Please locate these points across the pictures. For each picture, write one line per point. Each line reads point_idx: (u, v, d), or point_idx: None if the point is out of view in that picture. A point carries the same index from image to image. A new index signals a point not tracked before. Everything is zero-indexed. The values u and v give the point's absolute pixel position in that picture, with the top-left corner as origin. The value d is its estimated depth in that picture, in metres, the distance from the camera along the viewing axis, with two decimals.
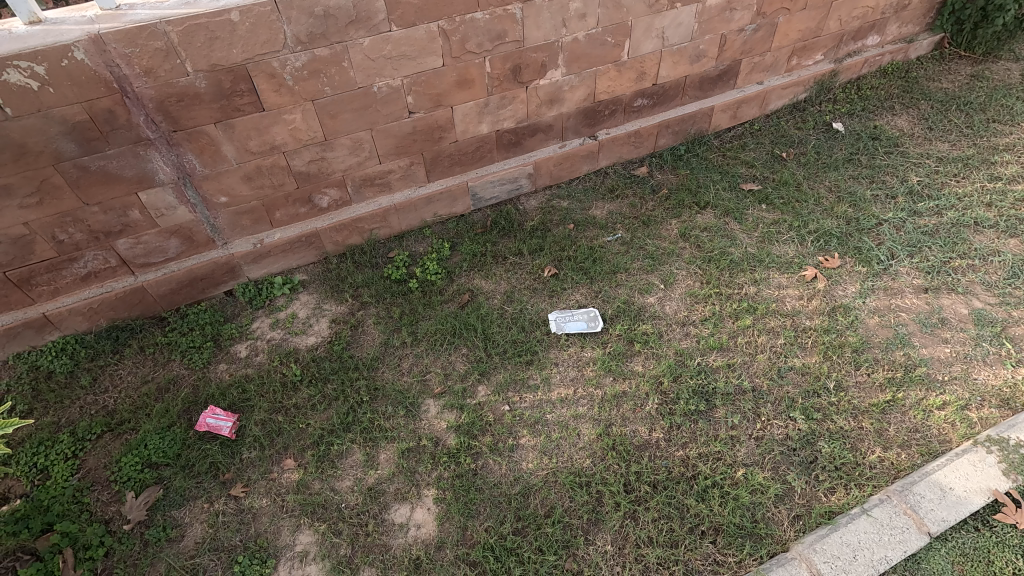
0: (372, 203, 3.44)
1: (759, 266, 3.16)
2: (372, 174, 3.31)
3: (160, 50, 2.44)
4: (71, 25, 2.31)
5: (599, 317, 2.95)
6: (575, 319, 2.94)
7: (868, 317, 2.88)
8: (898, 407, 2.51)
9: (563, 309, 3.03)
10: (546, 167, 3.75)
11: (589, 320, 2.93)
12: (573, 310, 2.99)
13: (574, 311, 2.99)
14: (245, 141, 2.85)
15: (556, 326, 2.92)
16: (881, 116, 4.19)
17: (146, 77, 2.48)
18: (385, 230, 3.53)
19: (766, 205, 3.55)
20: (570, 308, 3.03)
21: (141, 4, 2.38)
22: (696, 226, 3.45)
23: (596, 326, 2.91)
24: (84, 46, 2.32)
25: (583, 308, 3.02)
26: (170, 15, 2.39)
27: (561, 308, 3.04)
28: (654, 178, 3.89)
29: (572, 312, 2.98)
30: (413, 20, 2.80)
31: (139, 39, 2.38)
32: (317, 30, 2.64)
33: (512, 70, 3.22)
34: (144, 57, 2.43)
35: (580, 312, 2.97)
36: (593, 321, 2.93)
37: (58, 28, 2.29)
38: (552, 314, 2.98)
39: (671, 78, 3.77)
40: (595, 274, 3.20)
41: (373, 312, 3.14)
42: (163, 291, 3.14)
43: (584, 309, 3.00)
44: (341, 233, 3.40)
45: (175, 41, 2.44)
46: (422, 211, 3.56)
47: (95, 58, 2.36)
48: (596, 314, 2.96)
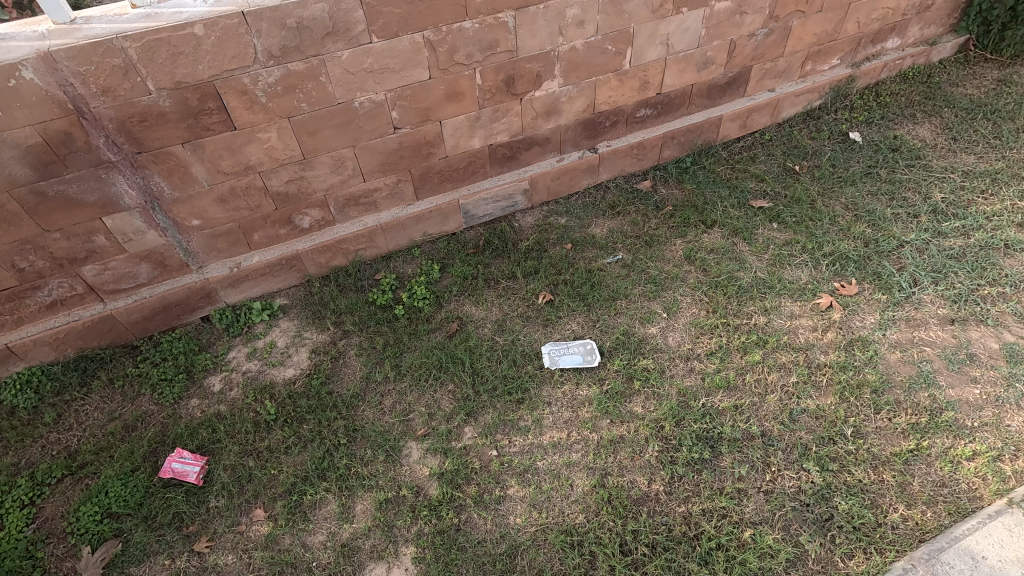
0: (357, 223, 3.24)
1: (770, 293, 2.93)
2: (356, 193, 3.11)
3: (118, 67, 2.24)
4: (20, 42, 2.12)
5: (597, 349, 2.74)
6: (571, 354, 2.73)
7: (888, 352, 2.65)
8: (922, 457, 2.29)
9: (558, 341, 2.82)
10: (543, 182, 3.54)
11: (586, 353, 2.73)
12: (568, 342, 2.78)
13: (570, 343, 2.78)
14: (216, 162, 2.66)
15: (551, 361, 2.71)
16: (901, 124, 3.93)
17: (103, 97, 2.29)
18: (372, 251, 3.34)
19: (777, 224, 3.32)
20: (565, 339, 2.82)
21: (99, 18, 2.22)
22: (701, 247, 3.23)
23: (593, 360, 2.70)
24: (33, 65, 2.13)
25: (579, 339, 2.80)
26: (128, 30, 2.19)
27: (556, 339, 2.83)
28: (658, 193, 3.66)
29: (567, 344, 2.77)
30: (396, 30, 2.59)
31: (95, 56, 2.19)
32: (290, 43, 2.43)
33: (505, 82, 3.01)
34: (101, 75, 2.24)
35: (576, 344, 2.76)
36: (590, 354, 2.72)
37: (6, 45, 2.11)
38: (546, 347, 2.77)
39: (677, 86, 3.53)
40: (593, 301, 2.99)
41: (356, 341, 2.95)
42: (135, 319, 2.96)
43: (581, 340, 2.79)
44: (324, 255, 3.21)
45: (135, 58, 2.24)
46: (411, 230, 3.37)
47: (46, 78, 2.17)
48: (594, 346, 2.75)
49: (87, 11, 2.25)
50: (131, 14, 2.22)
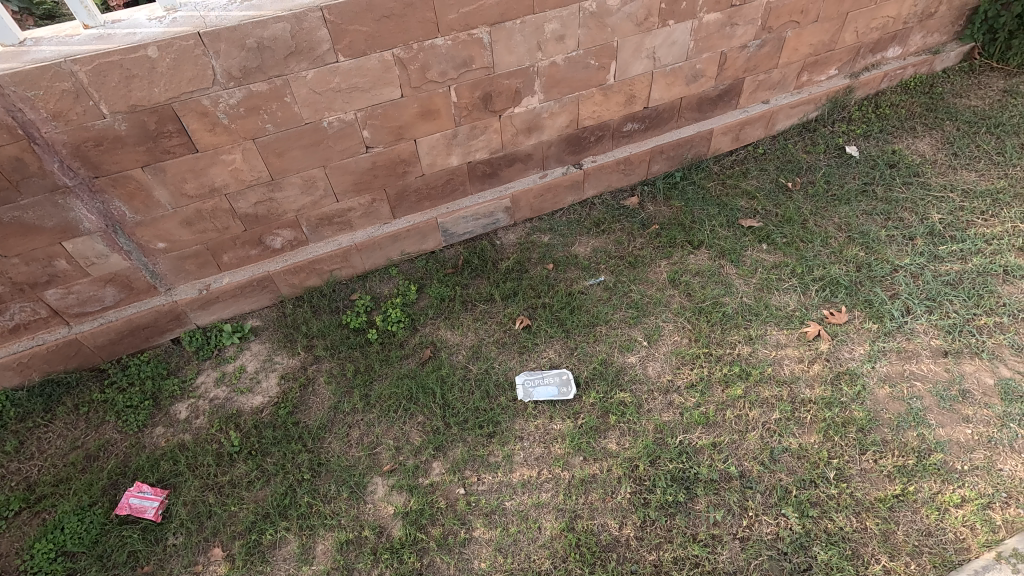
0: (331, 243, 3.15)
1: (755, 320, 2.82)
2: (329, 213, 3.02)
3: (69, 91, 2.16)
4: None
5: (573, 381, 2.65)
6: (546, 387, 2.64)
7: (877, 387, 2.53)
8: (908, 503, 2.18)
9: (533, 370, 2.72)
10: (525, 200, 3.43)
11: (562, 385, 2.63)
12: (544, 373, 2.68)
13: (545, 374, 2.68)
14: (179, 185, 2.58)
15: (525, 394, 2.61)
16: (901, 138, 3.78)
17: (55, 122, 2.21)
18: (347, 271, 3.25)
19: (767, 245, 3.20)
20: (540, 368, 2.72)
21: (48, 40, 2.12)
22: (686, 270, 3.11)
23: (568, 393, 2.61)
24: None
25: (556, 369, 2.71)
26: (78, 53, 2.10)
27: (531, 369, 2.73)
28: (646, 210, 3.54)
29: (543, 375, 2.68)
30: (363, 49, 2.48)
31: (43, 80, 2.10)
32: (250, 64, 2.34)
33: (481, 99, 2.90)
34: (51, 100, 2.15)
35: (552, 376, 2.67)
36: (566, 386, 2.63)
37: None
38: (520, 378, 2.68)
39: (665, 100, 3.40)
40: (572, 327, 2.89)
41: (326, 367, 2.87)
42: (102, 342, 2.89)
43: (557, 372, 2.69)
44: (297, 275, 3.13)
45: (86, 81, 2.16)
46: (388, 249, 3.27)
47: None
48: (570, 377, 2.65)
49: (38, 32, 2.15)
50: (82, 36, 2.12)
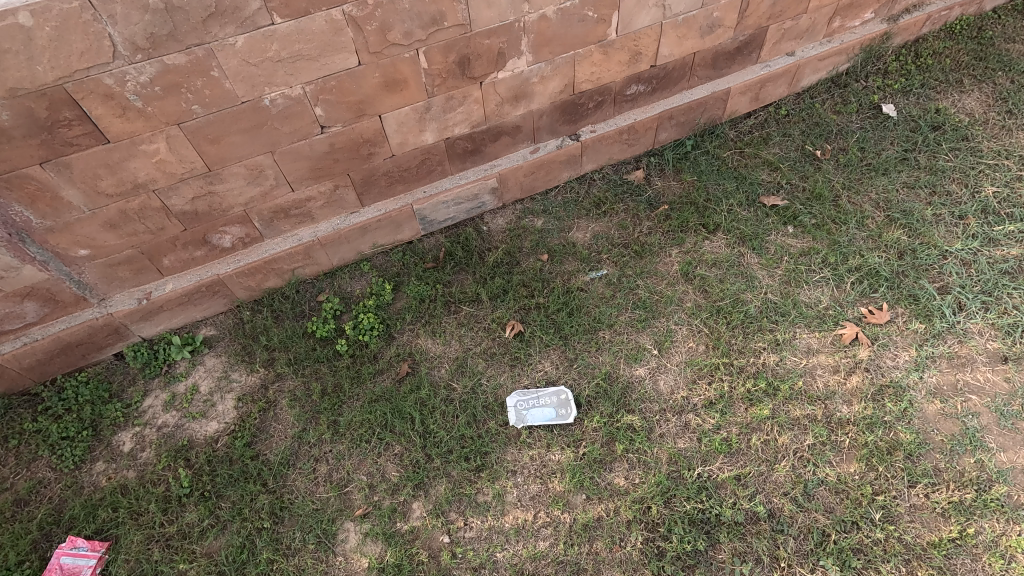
0: (290, 238, 2.72)
1: (782, 321, 2.44)
2: (284, 204, 2.58)
3: None
4: None
5: (573, 402, 2.28)
6: (541, 411, 2.27)
7: (926, 402, 2.18)
8: (965, 548, 1.87)
9: (525, 388, 2.35)
10: (515, 179, 2.97)
11: (561, 408, 2.27)
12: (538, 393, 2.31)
13: (540, 395, 2.31)
14: (93, 182, 2.13)
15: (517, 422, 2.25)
16: (945, 93, 3.28)
17: None
18: (312, 268, 2.83)
19: (794, 228, 2.78)
20: (533, 386, 2.35)
21: None
22: (701, 260, 2.70)
23: (568, 417, 2.25)
24: None
25: (552, 388, 2.34)
26: None
27: (523, 388, 2.35)
28: (653, 186, 3.09)
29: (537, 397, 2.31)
30: (304, 7, 1.98)
31: None
32: (159, 30, 1.85)
33: (457, 63, 2.40)
34: None
35: (547, 398, 2.30)
36: (566, 408, 2.27)
37: None
38: (511, 401, 2.31)
39: (675, 56, 2.89)
40: (570, 333, 2.51)
41: (290, 387, 2.50)
42: (29, 364, 2.49)
43: (553, 391, 2.32)
44: (253, 277, 2.71)
45: None
46: (358, 242, 2.85)
47: None
48: (569, 398, 2.28)
49: None
50: None
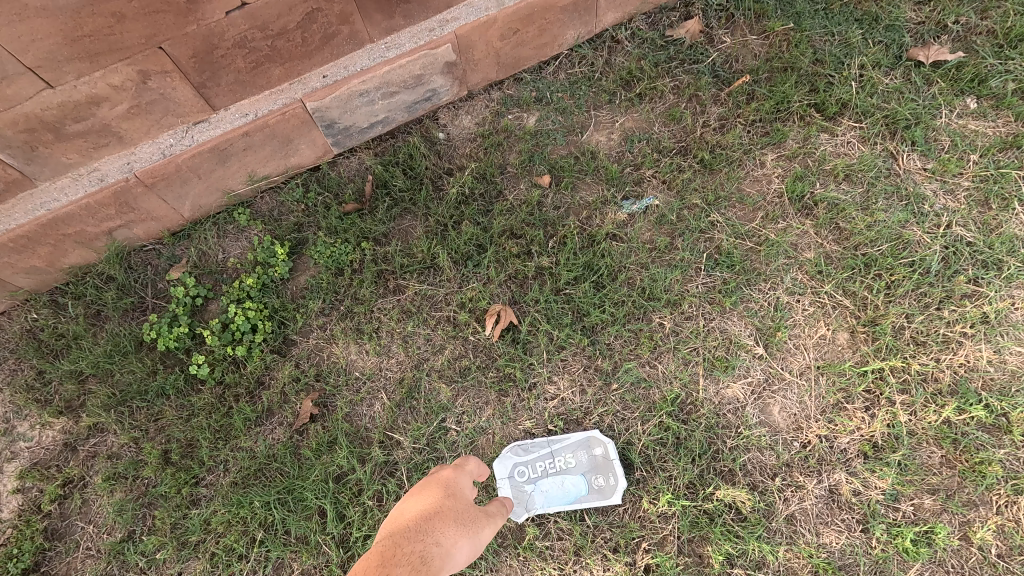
0: (86, 181, 1.45)
1: (992, 279, 1.34)
2: (42, 122, 1.27)
3: None
4: None
5: (617, 465, 1.30)
6: (560, 487, 1.30)
7: None
8: None
9: (527, 441, 1.35)
10: (486, 45, 1.66)
11: (595, 477, 1.30)
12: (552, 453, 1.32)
13: (555, 455, 1.33)
14: None
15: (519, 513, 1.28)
16: None
17: None
18: (145, 227, 1.63)
19: (983, 101, 1.56)
20: (541, 436, 1.35)
21: None
22: (822, 170, 1.53)
23: (610, 495, 1.28)
24: None
25: (575, 439, 1.34)
26: None
27: (523, 441, 1.35)
28: (718, 46, 1.76)
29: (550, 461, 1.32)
30: None
31: None
32: None
33: None
34: None
35: (569, 459, 1.32)
36: (605, 477, 1.29)
37: None
38: (504, 471, 1.32)
39: None
40: (601, 323, 1.42)
41: (111, 449, 1.42)
42: None
43: (579, 447, 1.33)
44: (31, 252, 1.50)
45: None
46: (220, 177, 1.62)
47: None
48: (610, 459, 1.30)
49: None
50: None
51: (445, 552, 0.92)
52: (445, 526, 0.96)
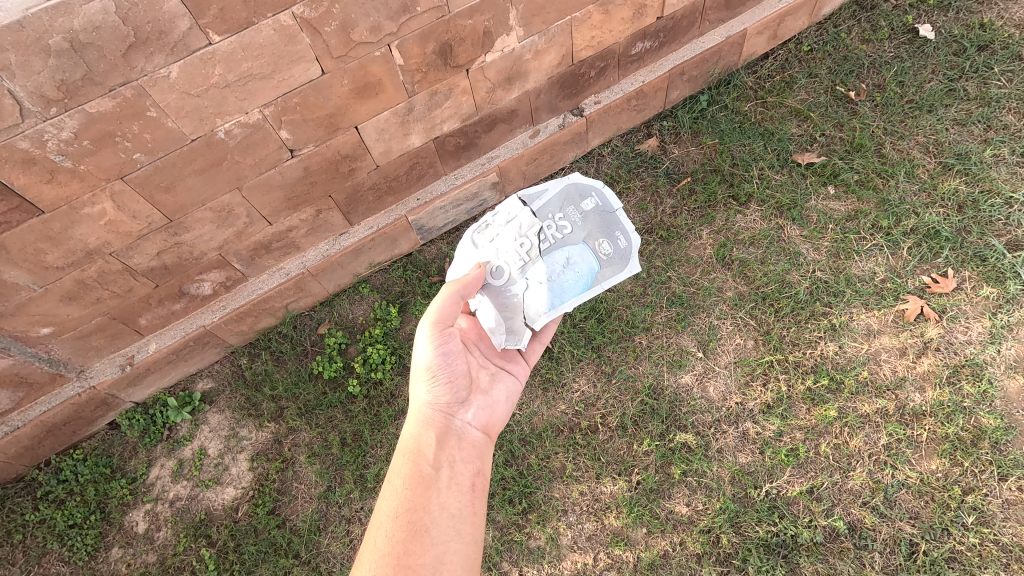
0: (277, 273, 2.40)
1: (837, 302, 2.19)
2: (264, 240, 2.25)
3: None
4: None
5: (580, 210, 1.97)
6: (560, 257, 1.91)
7: (1007, 379, 1.98)
8: None
9: (480, 226, 1.90)
10: (516, 169, 2.61)
11: (601, 241, 1.97)
12: (524, 234, 1.86)
13: (527, 223, 1.89)
14: (36, 257, 1.81)
15: (505, 318, 1.82)
16: (988, 6, 2.81)
17: None
18: (306, 301, 2.54)
19: (834, 188, 2.47)
20: (500, 213, 1.88)
21: None
22: (737, 240, 2.41)
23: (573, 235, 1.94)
24: None
25: (506, 229, 1.87)
26: None
27: (473, 227, 1.88)
28: (670, 155, 2.70)
29: (523, 238, 1.86)
30: (244, 17, 1.58)
31: None
32: (69, 75, 1.47)
33: (438, 54, 1.99)
34: None
35: (535, 227, 1.89)
36: (618, 241, 1.97)
37: None
38: (462, 264, 1.86)
39: (686, 2, 2.38)
40: (602, 343, 2.25)
41: (306, 440, 2.31)
42: (16, 451, 2.28)
43: (513, 229, 1.88)
44: (245, 321, 2.44)
45: None
46: (351, 266, 2.54)
47: None
48: (584, 204, 1.97)
49: None
50: None
51: (423, 510, 1.33)
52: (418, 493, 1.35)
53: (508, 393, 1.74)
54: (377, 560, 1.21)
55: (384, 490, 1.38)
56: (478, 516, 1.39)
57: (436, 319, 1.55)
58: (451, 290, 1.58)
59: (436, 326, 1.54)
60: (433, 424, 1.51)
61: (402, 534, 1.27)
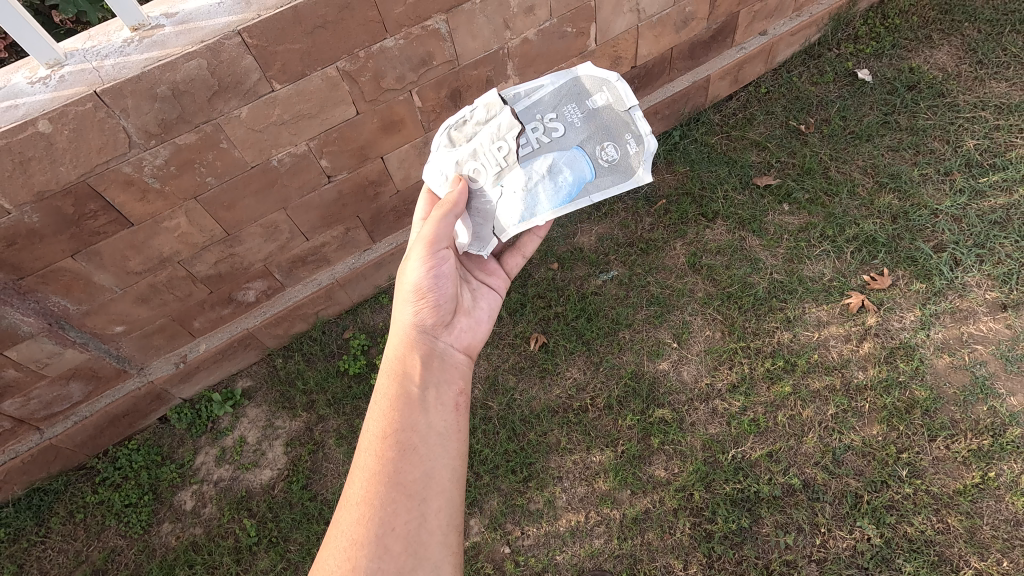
0: (310, 283, 2.79)
1: (791, 298, 2.56)
2: (301, 254, 2.64)
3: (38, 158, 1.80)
4: (35, 92, 1.75)
5: (575, 118, 2.10)
6: (551, 159, 2.04)
7: (935, 358, 2.32)
8: (990, 491, 2.04)
9: (464, 121, 2.05)
10: None
11: (599, 146, 2.08)
12: (501, 135, 2.02)
13: (513, 123, 2.04)
14: (122, 263, 2.20)
15: (477, 222, 1.95)
16: (916, 52, 3.29)
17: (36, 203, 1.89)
18: (333, 308, 2.92)
19: (789, 205, 2.87)
20: (484, 109, 2.05)
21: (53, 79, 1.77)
22: (706, 249, 2.78)
23: (569, 138, 2.08)
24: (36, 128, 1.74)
25: (494, 125, 2.03)
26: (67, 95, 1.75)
27: (450, 124, 2.04)
28: (648, 181, 3.08)
29: (500, 141, 2.02)
30: (301, 70, 2.03)
31: (30, 142, 1.76)
32: (169, 115, 1.90)
33: (449, 98, 2.45)
34: (31, 176, 1.83)
35: (515, 130, 2.03)
36: (620, 147, 2.09)
37: (17, 101, 1.74)
38: (440, 162, 1.98)
39: (654, 54, 2.87)
40: (591, 337, 2.60)
41: (334, 426, 2.66)
42: (80, 440, 2.60)
43: (502, 127, 2.03)
44: (281, 326, 2.81)
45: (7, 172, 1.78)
46: (373, 277, 2.94)
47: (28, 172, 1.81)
48: (578, 111, 2.11)
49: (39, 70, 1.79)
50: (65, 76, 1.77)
51: (410, 429, 1.41)
52: (402, 415, 1.43)
53: (489, 309, 1.88)
54: (366, 475, 1.32)
55: (371, 408, 1.47)
56: (462, 428, 1.50)
57: (428, 240, 1.66)
58: (441, 213, 1.69)
59: (428, 247, 1.65)
60: (417, 345, 1.59)
61: (395, 449, 1.37)
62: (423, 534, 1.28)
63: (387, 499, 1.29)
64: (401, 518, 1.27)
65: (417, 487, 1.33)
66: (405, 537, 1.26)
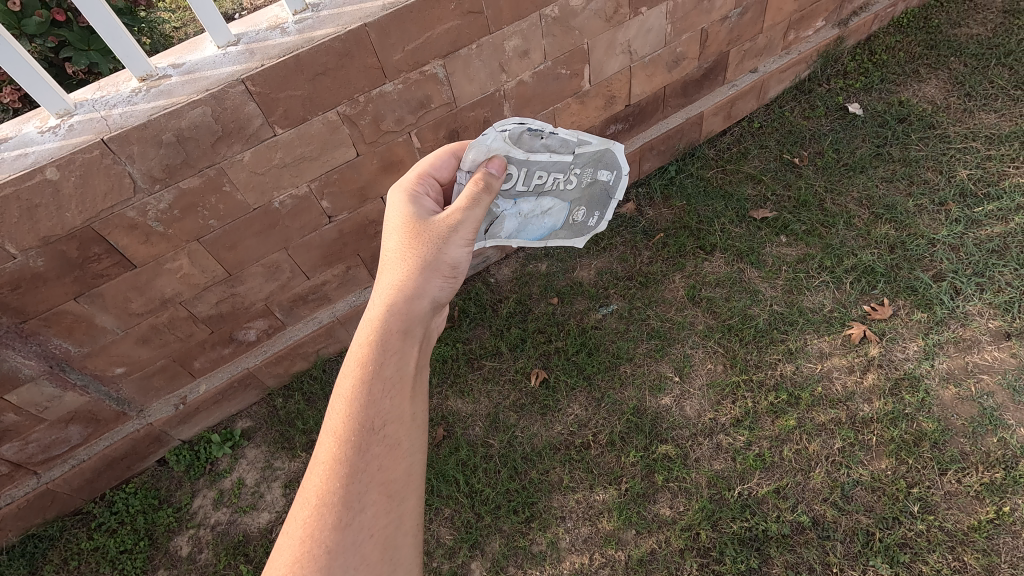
0: (311, 321, 2.80)
1: (791, 330, 2.55)
2: (302, 293, 2.66)
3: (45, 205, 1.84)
4: (43, 141, 1.80)
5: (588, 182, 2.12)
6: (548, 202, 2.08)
7: (941, 389, 2.29)
8: (1006, 527, 1.98)
9: (538, 132, 1.81)
10: None
11: (581, 211, 2.20)
12: (549, 170, 1.93)
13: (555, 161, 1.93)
14: (124, 305, 2.22)
15: None
16: (905, 86, 3.37)
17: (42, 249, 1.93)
18: (334, 346, 2.92)
19: (786, 237, 2.89)
20: (555, 134, 1.84)
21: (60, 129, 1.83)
22: (705, 281, 2.79)
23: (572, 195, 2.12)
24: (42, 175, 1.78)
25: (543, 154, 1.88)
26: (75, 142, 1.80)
27: (530, 126, 1.76)
28: (645, 216, 3.11)
29: (543, 172, 1.93)
30: (302, 115, 2.09)
31: (37, 190, 1.80)
32: (173, 160, 1.95)
33: (447, 138, 2.51)
34: (36, 222, 1.86)
35: (552, 166, 1.94)
36: (588, 217, 2.25)
37: (25, 151, 1.80)
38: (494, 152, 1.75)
39: (647, 93, 2.95)
40: (592, 372, 2.58)
41: None
42: (77, 484, 2.57)
43: (547, 157, 1.90)
44: (281, 364, 2.81)
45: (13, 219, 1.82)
46: None
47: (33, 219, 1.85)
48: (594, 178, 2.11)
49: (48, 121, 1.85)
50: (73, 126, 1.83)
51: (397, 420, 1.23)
52: (392, 400, 1.24)
53: None
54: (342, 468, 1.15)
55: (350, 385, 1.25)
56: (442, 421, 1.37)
57: (449, 216, 1.47)
58: (471, 194, 1.51)
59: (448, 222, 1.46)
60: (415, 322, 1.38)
61: (383, 435, 1.19)
62: (400, 537, 1.16)
63: (362, 495, 1.14)
64: (378, 522, 1.13)
65: (398, 485, 1.18)
66: (382, 543, 1.12)
